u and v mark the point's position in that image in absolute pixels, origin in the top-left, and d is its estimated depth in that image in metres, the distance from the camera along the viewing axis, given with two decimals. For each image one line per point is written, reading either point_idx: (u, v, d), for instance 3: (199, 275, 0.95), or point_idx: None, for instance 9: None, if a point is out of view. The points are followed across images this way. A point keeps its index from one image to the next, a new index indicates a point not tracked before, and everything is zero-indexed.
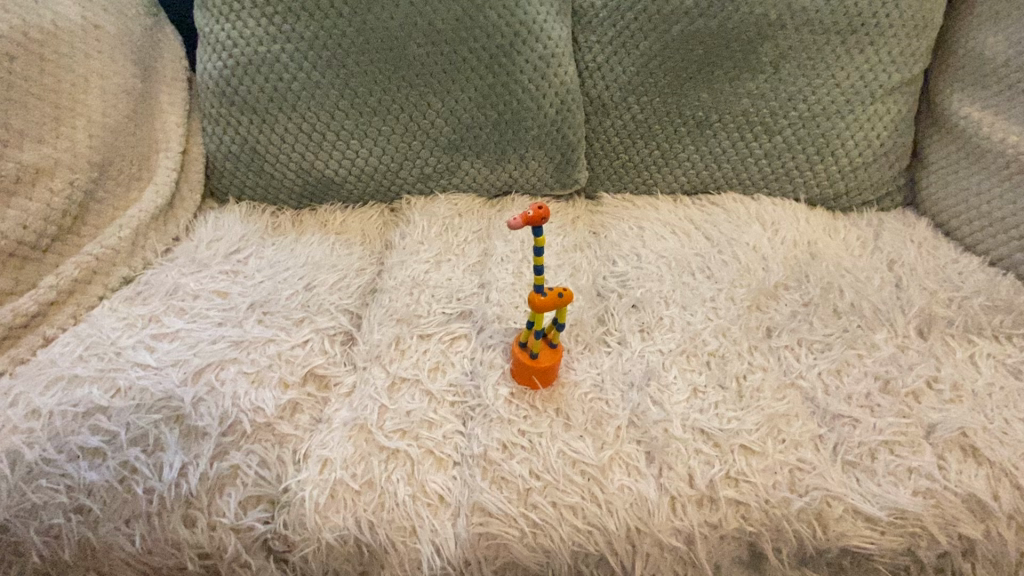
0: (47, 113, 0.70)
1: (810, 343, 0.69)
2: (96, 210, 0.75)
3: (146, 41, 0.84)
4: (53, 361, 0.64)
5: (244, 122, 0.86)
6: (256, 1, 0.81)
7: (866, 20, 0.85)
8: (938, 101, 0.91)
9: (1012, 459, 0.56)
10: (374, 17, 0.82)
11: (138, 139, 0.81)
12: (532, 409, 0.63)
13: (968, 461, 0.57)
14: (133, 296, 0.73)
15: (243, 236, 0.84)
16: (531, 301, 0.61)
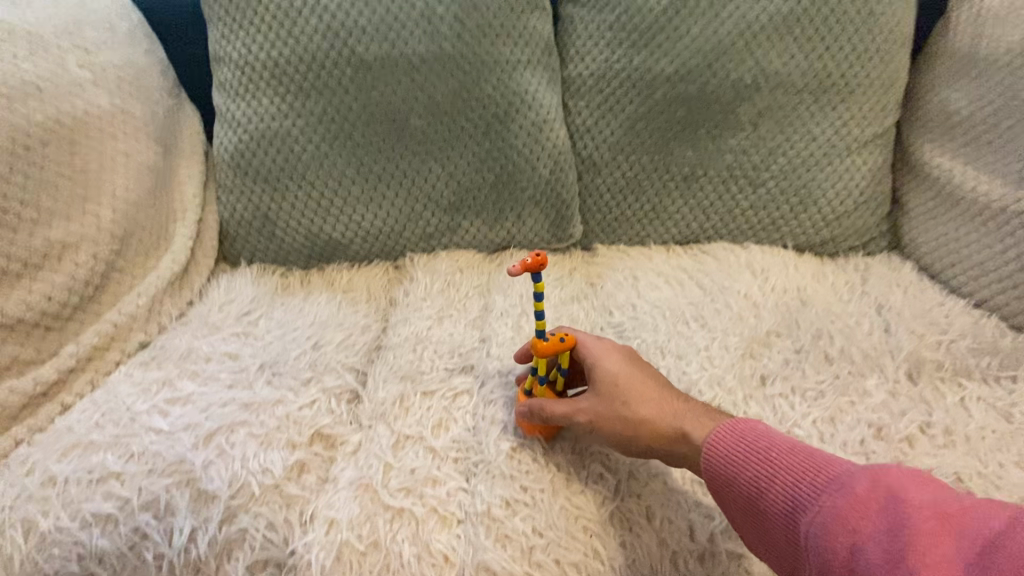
0: (76, 191, 0.76)
1: (803, 390, 0.70)
2: (116, 279, 0.79)
3: (169, 119, 0.90)
4: (69, 428, 0.66)
5: (256, 191, 0.92)
6: (269, 82, 0.88)
7: (835, 81, 0.92)
8: (912, 151, 0.96)
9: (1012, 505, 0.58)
10: (378, 93, 0.88)
11: (158, 210, 0.86)
12: (534, 464, 0.64)
13: None
14: (148, 360, 0.76)
15: (254, 297, 0.87)
16: (534, 347, 0.64)
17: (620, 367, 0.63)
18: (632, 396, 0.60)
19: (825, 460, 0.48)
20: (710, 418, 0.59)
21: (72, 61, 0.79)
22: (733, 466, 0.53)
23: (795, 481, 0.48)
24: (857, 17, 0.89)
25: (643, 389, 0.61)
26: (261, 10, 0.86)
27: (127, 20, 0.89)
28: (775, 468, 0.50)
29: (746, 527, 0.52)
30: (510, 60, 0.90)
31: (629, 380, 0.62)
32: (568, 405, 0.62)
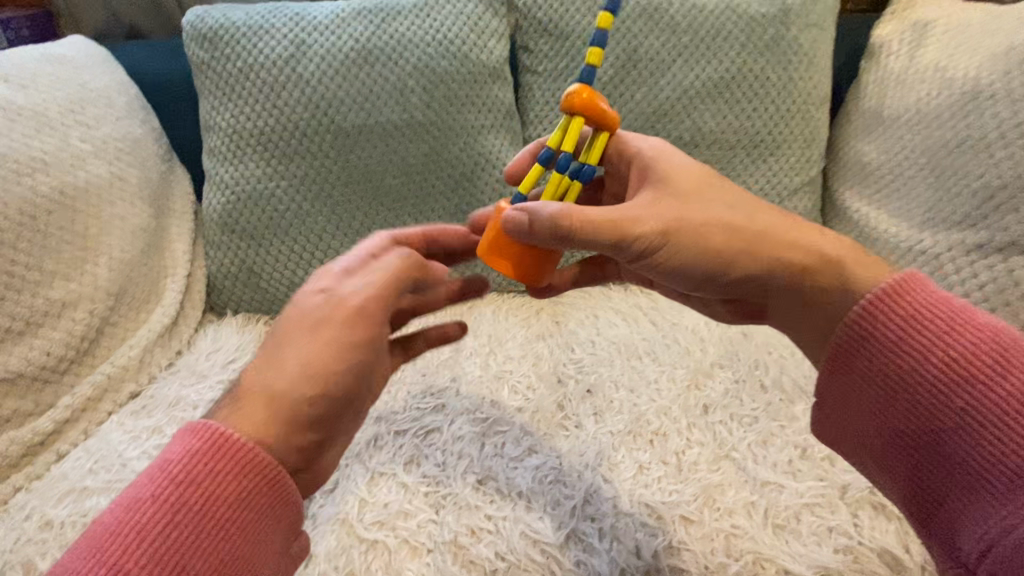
0: (75, 254, 0.83)
1: (740, 417, 0.79)
2: (109, 333, 0.85)
3: (162, 183, 0.98)
4: (64, 475, 0.72)
5: (242, 247, 0.99)
6: (255, 148, 0.97)
7: (764, 138, 1.04)
8: (836, 197, 1.06)
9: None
10: (356, 157, 0.98)
11: (150, 267, 0.93)
12: (498, 494, 0.71)
13: (879, 517, 0.67)
14: (139, 409, 0.81)
15: (239, 345, 0.94)
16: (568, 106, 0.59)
17: (686, 164, 0.61)
18: (716, 202, 0.58)
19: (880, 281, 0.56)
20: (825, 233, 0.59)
21: (75, 137, 0.87)
22: (880, 342, 0.52)
23: (940, 356, 0.50)
24: (779, 83, 1.02)
25: (710, 180, 0.60)
26: (248, 85, 0.96)
27: (125, 95, 0.98)
28: (920, 342, 0.51)
29: (840, 380, 0.55)
30: (475, 125, 1.00)
31: (701, 177, 0.60)
32: (630, 216, 0.55)
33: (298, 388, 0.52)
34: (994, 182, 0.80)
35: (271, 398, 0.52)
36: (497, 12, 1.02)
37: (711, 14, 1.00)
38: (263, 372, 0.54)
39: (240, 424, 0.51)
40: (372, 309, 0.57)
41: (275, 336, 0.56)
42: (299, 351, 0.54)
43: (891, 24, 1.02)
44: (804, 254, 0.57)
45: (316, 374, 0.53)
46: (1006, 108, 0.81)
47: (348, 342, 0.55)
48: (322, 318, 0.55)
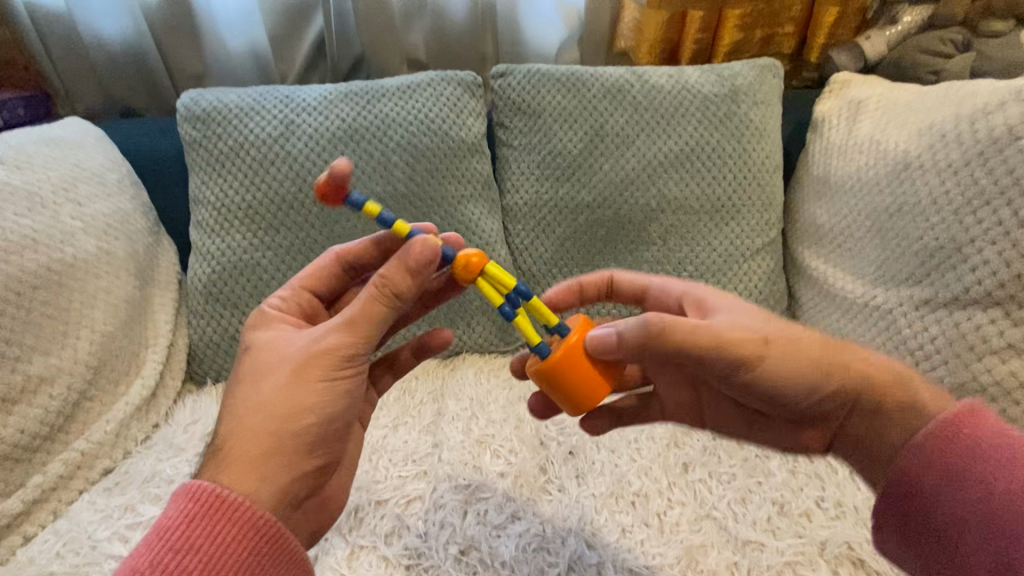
0: (57, 328, 0.83)
1: (718, 475, 0.81)
2: (86, 407, 0.85)
3: (148, 254, 1.00)
4: (31, 559, 0.72)
5: (225, 316, 1.00)
6: (243, 221, 1.01)
7: (725, 203, 1.11)
8: (796, 255, 1.13)
9: (892, 568, 0.70)
10: (340, 228, 1.02)
11: (132, 339, 0.93)
12: (481, 564, 0.71)
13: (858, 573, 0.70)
14: (112, 486, 0.81)
15: (218, 416, 0.93)
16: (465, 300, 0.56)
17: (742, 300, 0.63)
18: (776, 353, 0.58)
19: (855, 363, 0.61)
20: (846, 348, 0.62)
21: (66, 214, 0.90)
22: (937, 464, 0.56)
23: (1003, 475, 0.54)
24: (735, 154, 1.10)
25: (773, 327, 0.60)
26: (238, 162, 1.01)
27: (116, 171, 1.01)
28: (964, 461, 0.56)
29: (915, 486, 0.57)
30: (455, 196, 1.06)
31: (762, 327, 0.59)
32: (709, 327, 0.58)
33: (283, 426, 0.53)
34: (932, 243, 0.88)
35: (260, 439, 0.52)
36: (474, 93, 1.11)
37: (668, 95, 1.11)
38: (245, 415, 0.53)
39: (224, 473, 0.51)
40: (355, 344, 0.55)
41: (248, 374, 0.56)
42: (277, 389, 0.54)
43: (830, 100, 1.12)
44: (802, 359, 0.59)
45: (299, 411, 0.53)
46: (934, 176, 0.89)
47: (330, 383, 0.55)
48: (298, 357, 0.55)
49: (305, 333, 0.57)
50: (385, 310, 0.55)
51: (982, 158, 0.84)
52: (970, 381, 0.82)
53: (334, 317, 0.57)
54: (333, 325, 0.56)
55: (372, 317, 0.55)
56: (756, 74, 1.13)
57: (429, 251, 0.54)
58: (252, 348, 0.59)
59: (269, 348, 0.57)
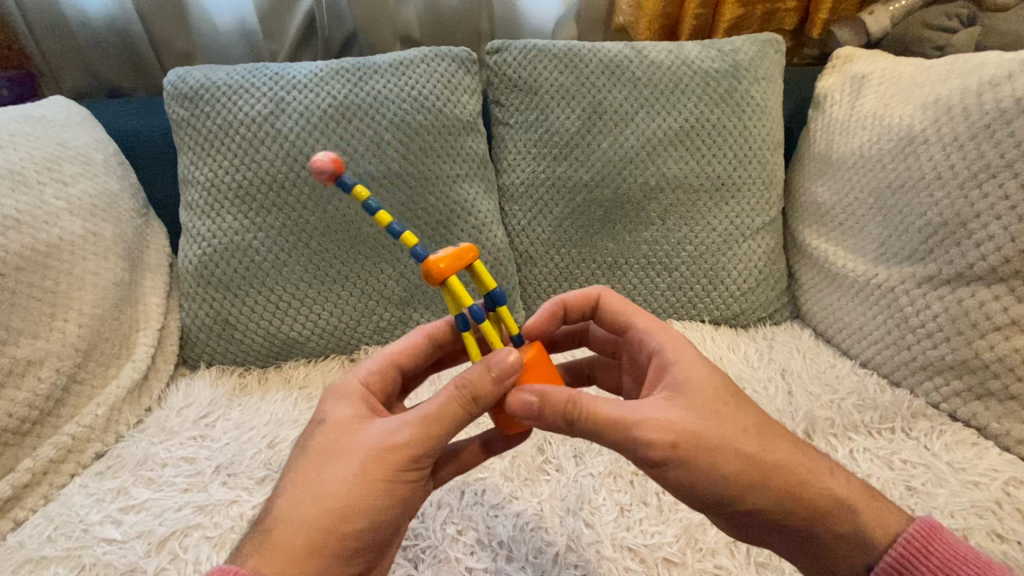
0: (44, 310, 0.82)
1: None
2: (76, 391, 0.84)
3: (137, 236, 0.98)
4: (22, 543, 0.71)
5: (217, 299, 0.98)
6: (233, 201, 0.98)
7: (726, 182, 1.08)
8: (797, 234, 1.12)
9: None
10: (333, 208, 0.99)
11: (122, 322, 0.91)
12: (478, 544, 0.71)
13: None
14: (104, 470, 0.80)
15: (212, 399, 0.92)
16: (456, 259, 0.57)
17: (700, 371, 0.58)
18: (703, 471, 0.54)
19: (800, 491, 0.56)
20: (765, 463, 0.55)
21: (51, 194, 0.88)
22: None
23: None
24: (735, 132, 1.08)
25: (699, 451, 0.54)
26: (227, 141, 0.98)
27: (103, 152, 0.99)
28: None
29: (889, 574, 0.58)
30: (450, 175, 1.03)
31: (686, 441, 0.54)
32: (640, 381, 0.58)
33: (344, 525, 0.50)
34: (935, 219, 0.86)
35: (312, 527, 0.49)
36: (469, 69, 1.08)
37: (668, 70, 1.08)
38: (306, 508, 0.50)
39: (271, 562, 0.47)
40: (426, 445, 0.52)
41: (318, 455, 0.53)
42: (346, 481, 0.50)
43: (833, 76, 1.10)
44: (735, 458, 0.54)
45: (362, 511, 0.50)
46: (939, 151, 0.88)
47: (392, 484, 0.51)
48: (369, 449, 0.52)
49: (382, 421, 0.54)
50: (465, 413, 0.53)
51: (988, 131, 0.82)
52: (972, 358, 0.82)
53: (409, 409, 0.54)
54: (409, 419, 0.53)
55: (448, 417, 0.53)
56: (757, 49, 1.11)
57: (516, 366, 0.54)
58: (324, 423, 0.56)
59: (342, 427, 0.55)
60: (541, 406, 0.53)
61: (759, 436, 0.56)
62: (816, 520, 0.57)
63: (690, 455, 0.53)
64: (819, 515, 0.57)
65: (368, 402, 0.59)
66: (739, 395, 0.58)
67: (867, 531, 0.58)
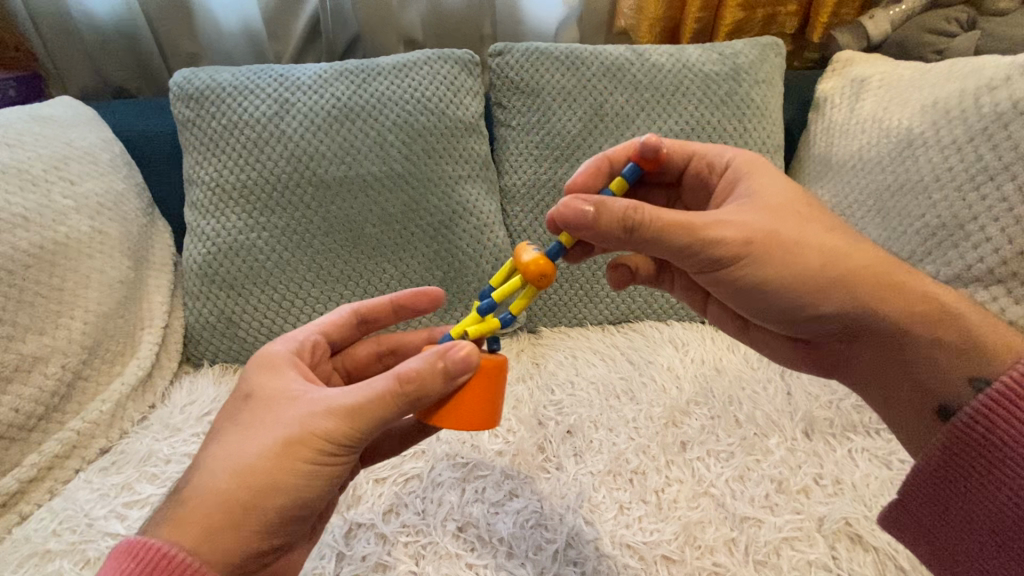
0: (50, 307, 0.83)
1: (717, 453, 0.82)
2: (81, 387, 0.85)
3: (142, 236, 0.99)
4: (27, 537, 0.72)
5: (220, 297, 0.99)
6: (238, 201, 0.99)
7: None
8: None
9: (890, 544, 0.71)
10: (336, 209, 1.00)
11: (127, 320, 0.92)
12: (479, 540, 0.72)
13: (856, 549, 0.71)
14: (109, 465, 0.81)
15: (215, 397, 0.93)
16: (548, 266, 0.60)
17: (778, 188, 0.60)
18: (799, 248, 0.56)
19: (878, 269, 0.57)
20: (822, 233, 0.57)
21: (57, 193, 0.89)
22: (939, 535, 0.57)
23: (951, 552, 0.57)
24: (735, 134, 1.08)
25: (779, 217, 0.57)
26: (231, 141, 0.99)
27: (109, 151, 1.00)
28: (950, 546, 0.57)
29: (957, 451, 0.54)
30: (451, 176, 1.04)
31: (782, 204, 0.58)
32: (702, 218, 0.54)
33: (254, 501, 0.49)
34: (934, 221, 0.86)
35: (229, 504, 0.48)
36: (471, 72, 1.09)
37: (670, 73, 1.09)
38: (221, 478, 0.49)
39: (185, 531, 0.48)
40: (347, 434, 0.50)
41: (241, 425, 0.52)
42: (262, 455, 0.50)
43: (833, 80, 1.10)
44: (813, 251, 0.56)
45: (275, 490, 0.49)
46: (937, 153, 0.88)
47: (315, 467, 0.50)
48: (290, 428, 0.50)
49: (314, 395, 0.53)
50: (393, 404, 0.51)
51: (986, 134, 0.83)
52: None
53: (338, 392, 0.52)
54: (334, 406, 0.51)
55: (379, 407, 0.50)
56: (758, 52, 1.12)
57: (471, 362, 0.53)
58: (253, 392, 0.55)
59: (268, 400, 0.54)
60: (596, 215, 0.52)
61: (845, 242, 0.57)
62: (924, 319, 0.57)
63: (767, 250, 0.55)
64: (914, 307, 0.57)
65: (297, 375, 0.57)
66: (813, 206, 0.59)
67: (978, 335, 0.56)
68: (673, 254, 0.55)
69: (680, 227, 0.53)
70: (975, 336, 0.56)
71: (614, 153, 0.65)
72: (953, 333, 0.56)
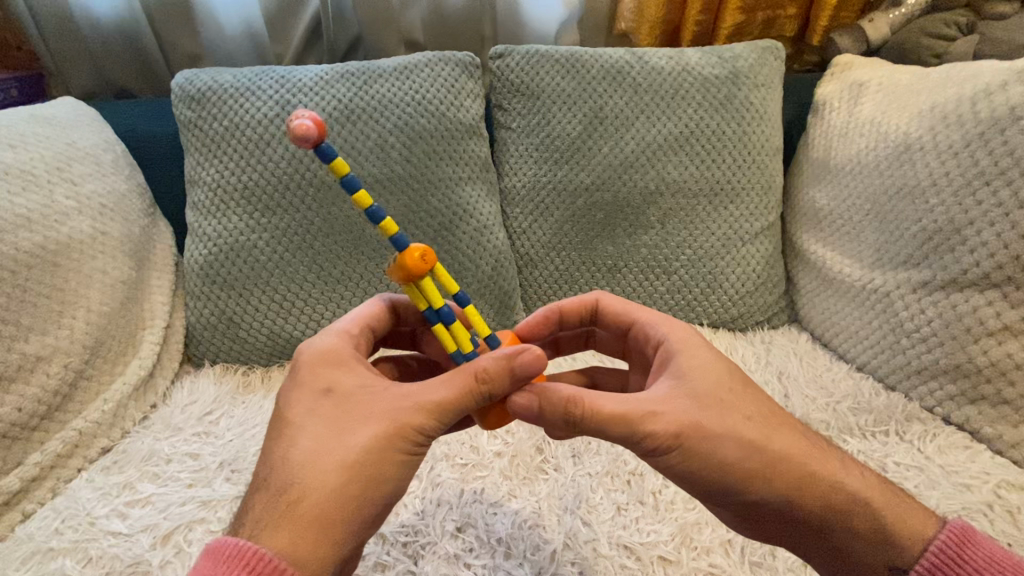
0: (53, 307, 0.83)
1: None
2: (84, 386, 0.85)
3: (143, 237, 0.99)
4: (29, 536, 0.72)
5: (221, 298, 1.00)
6: (240, 202, 1.00)
7: (724, 185, 1.09)
8: (795, 239, 1.13)
9: None
10: (338, 210, 1.01)
11: (129, 320, 0.93)
12: (477, 541, 0.72)
13: None
14: (111, 464, 0.82)
15: (216, 397, 0.93)
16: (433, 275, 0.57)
17: (704, 362, 0.58)
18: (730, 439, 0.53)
19: (804, 458, 0.56)
20: (749, 417, 0.55)
21: (61, 194, 0.89)
22: None
23: None
24: (735, 137, 1.09)
25: (707, 398, 0.55)
26: (233, 143, 1.00)
27: (111, 152, 1.00)
28: None
29: None
30: (452, 178, 1.05)
31: (714, 387, 0.56)
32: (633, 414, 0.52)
33: (367, 492, 0.49)
34: (931, 225, 0.87)
35: (340, 500, 0.48)
36: (473, 74, 1.10)
37: (669, 76, 1.09)
38: (323, 475, 0.48)
39: (294, 530, 0.47)
40: (439, 424, 0.53)
41: (328, 420, 0.51)
42: (367, 449, 0.50)
43: (831, 83, 1.11)
44: (735, 445, 0.53)
45: (378, 482, 0.50)
46: (934, 158, 0.89)
47: (412, 459, 0.52)
48: (385, 423, 0.51)
49: (401, 389, 0.53)
50: (471, 400, 0.53)
51: (983, 139, 0.83)
52: (966, 362, 0.83)
53: (423, 388, 0.53)
54: (424, 402, 0.52)
55: (465, 403, 0.53)
56: (757, 55, 1.12)
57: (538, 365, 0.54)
58: (331, 389, 0.54)
59: (349, 395, 0.53)
60: (538, 408, 0.55)
61: (769, 427, 0.56)
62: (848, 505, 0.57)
63: (695, 446, 0.52)
64: (839, 498, 0.56)
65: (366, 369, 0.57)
66: (743, 385, 0.58)
67: (881, 514, 0.57)
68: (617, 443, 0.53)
69: (620, 422, 0.52)
70: (893, 530, 0.57)
71: (570, 309, 0.71)
72: (865, 516, 0.56)
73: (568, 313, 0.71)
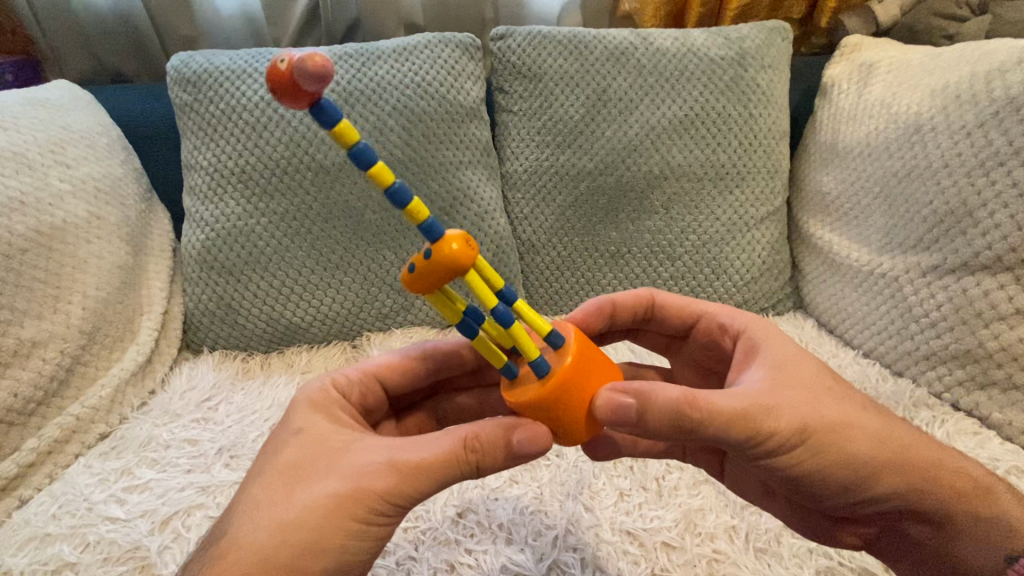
0: (48, 293, 0.82)
1: None
2: (80, 372, 0.85)
3: (140, 222, 0.98)
4: (26, 521, 0.72)
5: (219, 283, 0.98)
6: (237, 187, 0.98)
7: (729, 170, 1.07)
8: (802, 224, 1.11)
9: None
10: (336, 194, 0.99)
11: (126, 306, 0.92)
12: (478, 527, 0.71)
13: None
14: (109, 450, 0.82)
15: (215, 383, 0.93)
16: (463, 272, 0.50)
17: (792, 353, 0.57)
18: (850, 437, 0.52)
19: (915, 451, 0.55)
20: (858, 409, 0.54)
21: (55, 177, 0.88)
22: None
23: None
24: (741, 120, 1.07)
25: (809, 385, 0.54)
26: (229, 126, 0.98)
27: (106, 135, 0.99)
28: None
29: None
30: (452, 162, 1.03)
31: (818, 377, 0.55)
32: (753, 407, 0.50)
33: (298, 560, 0.46)
34: (942, 208, 0.85)
35: (267, 560, 0.45)
36: (473, 55, 1.08)
37: (674, 57, 1.07)
38: (261, 532, 0.47)
39: None
40: (401, 494, 0.49)
41: (286, 472, 0.50)
42: (313, 508, 0.47)
43: (840, 65, 1.08)
44: (865, 439, 0.53)
45: (317, 548, 0.46)
46: (947, 139, 0.86)
47: (362, 528, 0.48)
48: (341, 483, 0.48)
49: (367, 449, 0.51)
50: (453, 469, 0.50)
51: (996, 119, 0.81)
52: (976, 347, 0.81)
53: (392, 450, 0.50)
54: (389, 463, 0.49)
55: (436, 472, 0.49)
56: (764, 36, 1.09)
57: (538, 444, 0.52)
58: (302, 433, 0.53)
59: (316, 446, 0.52)
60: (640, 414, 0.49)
61: (879, 417, 0.55)
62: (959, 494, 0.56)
63: (823, 443, 0.51)
64: (954, 487, 0.56)
65: (347, 422, 0.56)
66: (838, 378, 0.57)
67: (1006, 504, 0.58)
68: (742, 441, 0.50)
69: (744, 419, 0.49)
70: (1009, 517, 0.57)
71: (629, 301, 0.69)
72: (982, 501, 0.57)
73: (622, 306, 0.69)
